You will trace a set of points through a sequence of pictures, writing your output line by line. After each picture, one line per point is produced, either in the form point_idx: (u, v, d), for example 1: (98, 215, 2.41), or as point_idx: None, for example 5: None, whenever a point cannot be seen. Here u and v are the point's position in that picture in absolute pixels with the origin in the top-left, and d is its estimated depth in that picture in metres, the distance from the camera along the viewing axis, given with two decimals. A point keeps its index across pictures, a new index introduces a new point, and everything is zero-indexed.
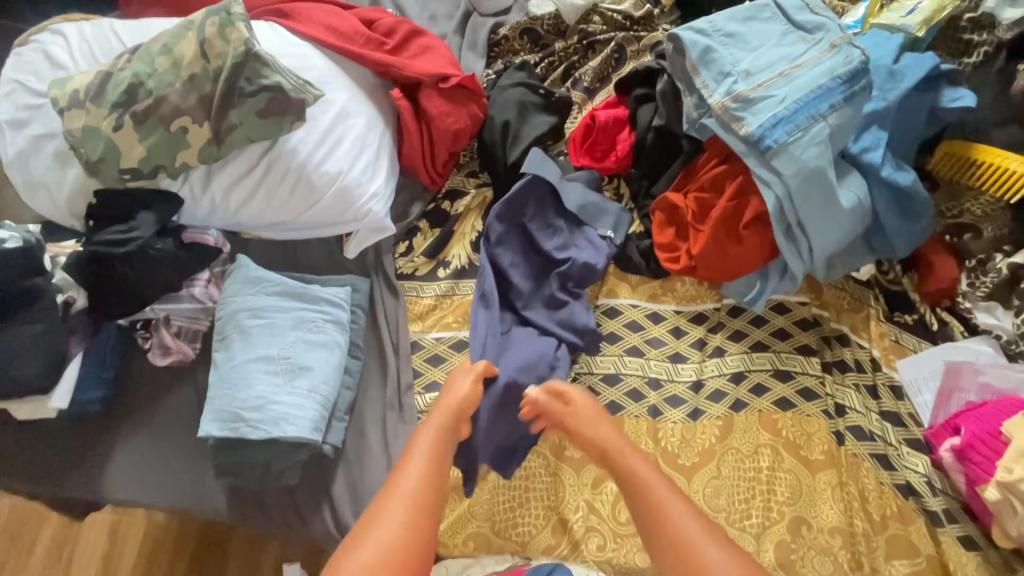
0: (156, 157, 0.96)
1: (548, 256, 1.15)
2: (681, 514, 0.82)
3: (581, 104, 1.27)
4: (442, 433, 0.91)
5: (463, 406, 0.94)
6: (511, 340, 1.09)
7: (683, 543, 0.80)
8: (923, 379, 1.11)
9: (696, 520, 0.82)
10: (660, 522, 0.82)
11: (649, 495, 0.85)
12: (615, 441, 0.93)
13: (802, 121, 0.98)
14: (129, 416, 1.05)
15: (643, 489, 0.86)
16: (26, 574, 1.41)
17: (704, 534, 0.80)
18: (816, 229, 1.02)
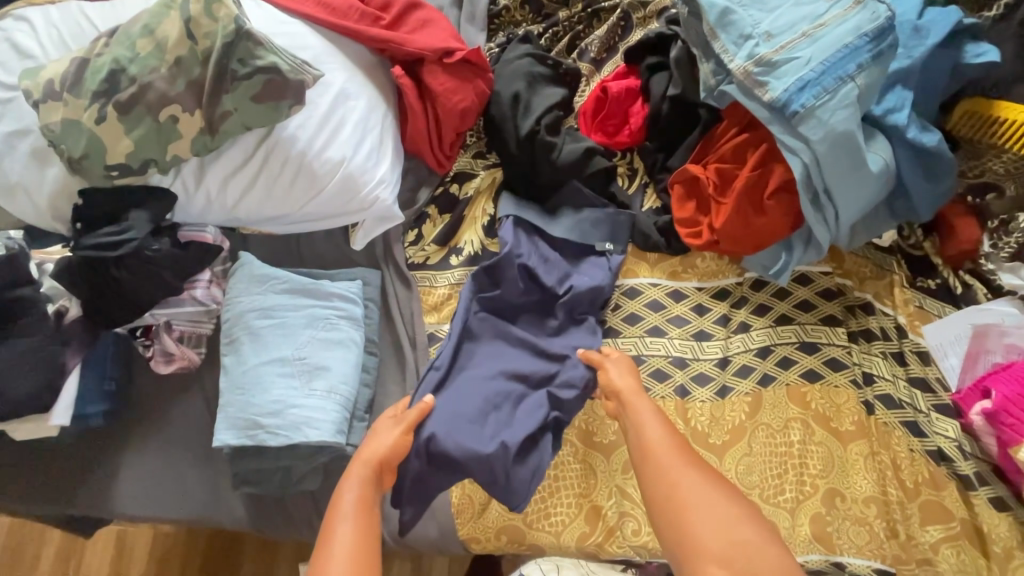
0: (145, 150, 0.89)
1: (548, 291, 1.06)
2: (667, 443, 0.86)
3: (588, 76, 1.22)
4: (366, 491, 0.83)
5: (381, 460, 0.87)
6: (476, 373, 0.99)
7: (665, 467, 0.83)
8: (948, 343, 1.09)
9: (677, 448, 0.85)
10: (649, 451, 0.86)
11: (642, 427, 0.89)
12: (625, 379, 0.95)
13: (829, 83, 0.94)
14: (136, 428, 1.00)
15: (636, 422, 0.90)
16: None
17: (683, 460, 0.84)
18: (842, 197, 0.99)
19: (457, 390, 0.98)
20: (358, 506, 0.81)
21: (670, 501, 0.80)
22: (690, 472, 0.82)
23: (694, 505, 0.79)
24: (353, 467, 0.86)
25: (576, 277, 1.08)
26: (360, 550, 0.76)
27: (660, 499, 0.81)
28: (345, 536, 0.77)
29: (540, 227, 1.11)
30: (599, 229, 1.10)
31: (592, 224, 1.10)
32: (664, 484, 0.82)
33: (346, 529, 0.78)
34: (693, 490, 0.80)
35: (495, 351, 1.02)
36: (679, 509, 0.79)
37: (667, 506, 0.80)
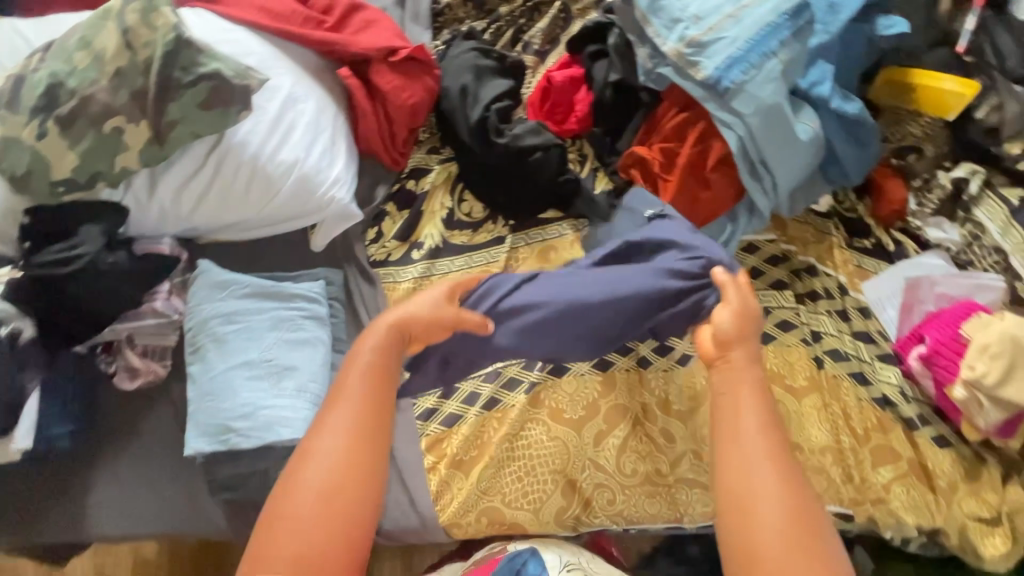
0: (91, 163, 0.88)
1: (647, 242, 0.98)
2: (755, 428, 0.76)
3: (534, 68, 1.26)
4: (383, 352, 0.80)
5: (400, 332, 0.83)
6: (567, 284, 0.94)
7: (747, 461, 0.74)
8: (886, 297, 1.17)
9: (766, 443, 0.75)
10: (734, 430, 0.77)
11: (732, 398, 0.79)
12: (729, 321, 0.84)
13: (754, 60, 1.02)
14: (103, 447, 0.98)
15: (732, 385, 0.80)
16: None
17: (768, 458, 0.74)
18: (778, 165, 1.05)
19: (543, 288, 0.94)
20: (366, 372, 0.79)
21: (738, 499, 0.73)
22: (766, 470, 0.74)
23: (762, 514, 0.71)
24: (368, 334, 0.82)
25: (674, 231, 0.97)
26: (355, 427, 0.76)
27: (726, 488, 0.74)
28: (350, 401, 0.77)
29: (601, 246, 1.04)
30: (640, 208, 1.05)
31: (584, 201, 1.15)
32: (734, 475, 0.74)
33: (340, 415, 0.76)
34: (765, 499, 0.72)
35: (611, 271, 0.94)
36: (741, 509, 0.72)
37: (731, 503, 0.73)
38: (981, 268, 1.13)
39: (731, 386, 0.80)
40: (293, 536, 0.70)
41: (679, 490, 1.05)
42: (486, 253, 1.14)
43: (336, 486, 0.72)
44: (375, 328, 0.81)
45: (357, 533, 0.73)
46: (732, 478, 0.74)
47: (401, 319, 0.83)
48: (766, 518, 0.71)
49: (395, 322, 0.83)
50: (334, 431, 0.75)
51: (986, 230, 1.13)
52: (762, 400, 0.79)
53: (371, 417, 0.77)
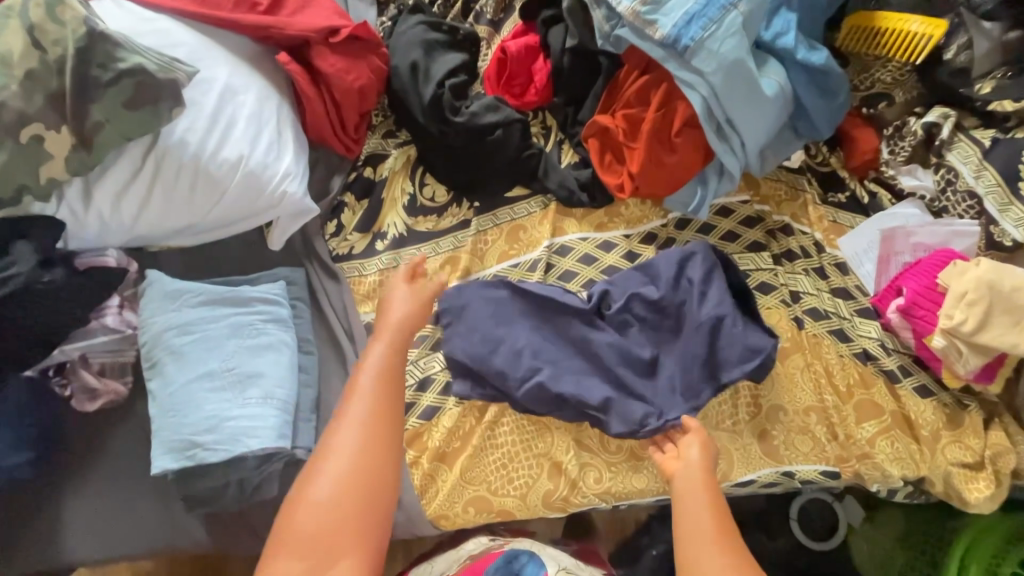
0: (13, 176, 0.82)
1: (670, 344, 1.05)
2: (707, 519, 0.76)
3: (488, 39, 1.20)
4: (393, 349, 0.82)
5: (404, 327, 0.86)
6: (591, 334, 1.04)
7: (694, 546, 0.73)
8: (863, 251, 1.15)
9: (715, 530, 0.74)
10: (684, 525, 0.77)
11: (685, 501, 0.80)
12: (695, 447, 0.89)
13: (714, 14, 0.97)
14: (69, 472, 0.95)
15: (685, 487, 0.82)
16: None
17: (716, 543, 0.73)
18: (745, 124, 1.01)
19: (575, 305, 1.04)
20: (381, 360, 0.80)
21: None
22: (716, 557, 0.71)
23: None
24: (378, 336, 0.84)
25: (697, 349, 1.01)
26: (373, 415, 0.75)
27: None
28: (367, 383, 0.77)
29: (638, 296, 1.05)
30: (705, 285, 1.04)
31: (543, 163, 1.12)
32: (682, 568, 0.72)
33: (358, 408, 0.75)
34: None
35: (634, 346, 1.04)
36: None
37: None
38: (956, 215, 1.11)
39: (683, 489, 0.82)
40: (314, 529, 0.68)
41: None
42: (452, 238, 1.11)
43: (357, 475, 0.71)
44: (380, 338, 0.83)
45: (381, 523, 0.71)
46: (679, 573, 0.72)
47: (404, 317, 0.87)
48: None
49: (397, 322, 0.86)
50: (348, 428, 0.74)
51: (960, 174, 1.10)
52: (714, 500, 0.79)
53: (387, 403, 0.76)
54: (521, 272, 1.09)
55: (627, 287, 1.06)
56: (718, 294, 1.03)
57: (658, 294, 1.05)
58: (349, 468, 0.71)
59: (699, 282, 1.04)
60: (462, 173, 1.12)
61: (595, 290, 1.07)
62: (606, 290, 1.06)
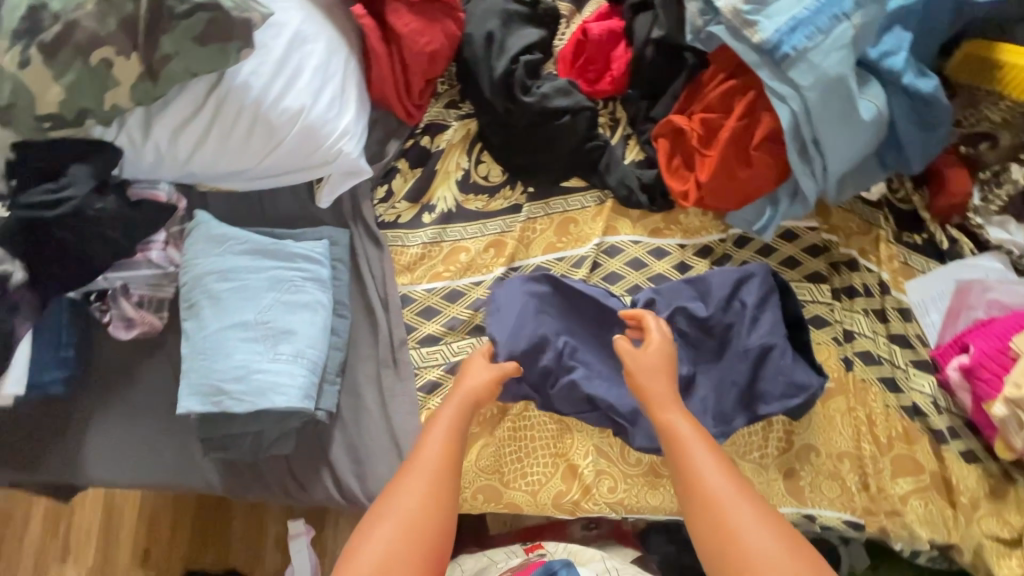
0: (78, 98, 0.81)
1: (709, 365, 1.00)
2: (720, 475, 0.74)
3: (569, 17, 1.14)
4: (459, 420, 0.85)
5: (472, 402, 0.88)
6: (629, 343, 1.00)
7: (717, 505, 0.71)
8: (931, 299, 1.08)
9: (732, 483, 0.73)
10: (700, 486, 0.74)
11: (692, 462, 0.76)
12: (662, 389, 0.86)
13: (823, 23, 0.89)
14: (97, 396, 0.96)
15: (681, 445, 0.79)
16: (25, 547, 1.39)
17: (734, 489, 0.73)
18: (832, 147, 0.94)
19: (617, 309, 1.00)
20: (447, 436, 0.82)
21: (731, 551, 0.68)
22: (747, 510, 0.70)
23: (765, 559, 0.66)
24: (448, 404, 0.87)
25: (734, 375, 0.98)
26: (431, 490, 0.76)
27: (710, 545, 0.70)
28: (430, 454, 0.79)
29: (686, 309, 1.00)
30: (758, 312, 0.99)
31: (605, 156, 1.07)
32: (713, 527, 0.70)
33: (417, 478, 0.77)
34: (761, 536, 0.68)
35: None
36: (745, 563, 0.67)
37: (726, 553, 0.68)
38: None
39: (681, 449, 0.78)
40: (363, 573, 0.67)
41: None
42: (500, 221, 1.07)
43: (409, 548, 0.70)
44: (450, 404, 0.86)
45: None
46: (716, 532, 0.70)
47: (474, 389, 0.89)
48: (769, 562, 0.66)
49: (469, 392, 0.88)
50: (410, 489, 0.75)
51: None
52: (713, 450, 0.78)
53: (445, 479, 0.77)
54: (565, 267, 1.05)
55: (676, 298, 1.01)
56: (769, 321, 0.98)
57: (706, 311, 1.00)
58: (402, 539, 0.71)
59: (752, 306, 0.99)
60: (520, 155, 1.07)
61: (638, 296, 1.02)
62: (652, 299, 1.01)
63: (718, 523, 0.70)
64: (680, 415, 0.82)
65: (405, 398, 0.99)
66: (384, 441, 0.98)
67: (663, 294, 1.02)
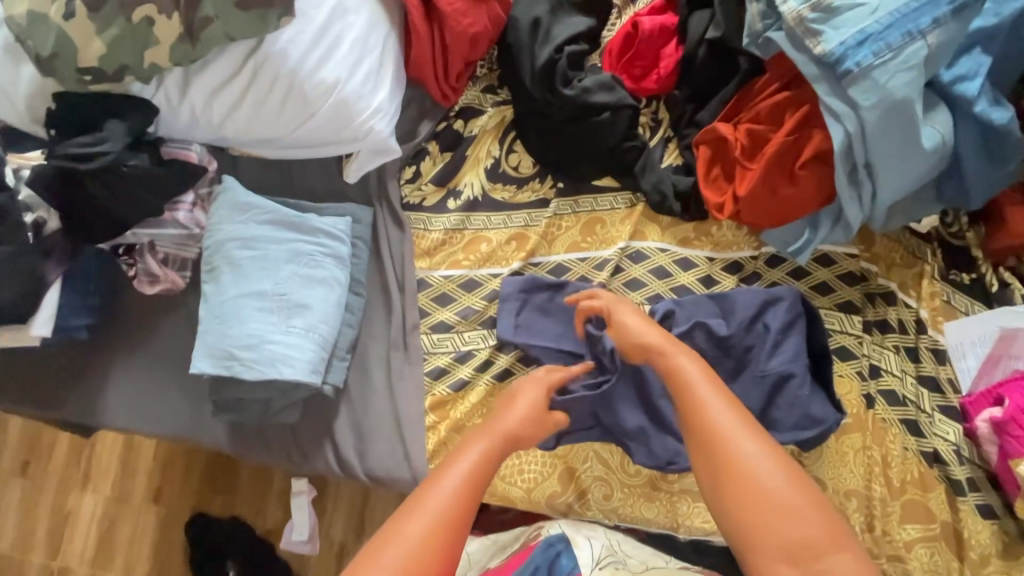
0: (119, 55, 0.81)
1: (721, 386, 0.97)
2: (729, 415, 0.69)
3: (620, 7, 1.09)
4: (487, 459, 0.72)
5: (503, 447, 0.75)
6: None
7: (725, 441, 0.67)
8: (970, 343, 1.01)
9: (739, 421, 0.69)
10: (710, 427, 0.68)
11: (702, 402, 0.70)
12: (656, 334, 0.80)
13: (894, 40, 0.82)
14: (118, 345, 0.99)
15: (684, 384, 0.73)
16: (50, 471, 1.47)
17: (743, 427, 0.68)
18: (885, 173, 0.87)
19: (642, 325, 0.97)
20: (464, 482, 0.68)
21: (740, 491, 0.64)
22: (759, 450, 0.66)
23: (776, 499, 0.63)
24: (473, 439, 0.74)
25: (747, 400, 0.95)
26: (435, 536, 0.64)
27: (716, 483, 0.66)
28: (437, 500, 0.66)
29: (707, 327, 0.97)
30: (781, 338, 0.95)
31: (641, 158, 1.03)
32: (720, 463, 0.66)
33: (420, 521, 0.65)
34: (773, 476, 0.64)
35: None
36: (755, 504, 0.63)
37: (729, 485, 0.65)
38: None
39: (688, 388, 0.72)
40: None
41: (681, 500, 1.00)
42: (525, 214, 1.05)
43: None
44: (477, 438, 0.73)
45: None
46: (726, 471, 0.66)
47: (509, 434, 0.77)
48: (779, 500, 0.63)
49: (502, 435, 0.76)
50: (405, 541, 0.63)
51: None
52: (716, 384, 0.73)
53: (455, 528, 0.66)
54: (587, 268, 1.03)
55: (696, 313, 0.99)
56: (793, 350, 0.94)
57: (727, 330, 0.96)
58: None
59: (776, 331, 0.95)
60: (552, 148, 1.04)
61: (659, 305, 0.99)
62: (674, 309, 0.99)
63: (728, 463, 0.66)
64: (688, 356, 0.76)
65: (413, 384, 0.99)
66: (388, 422, 0.99)
67: (684, 307, 0.99)
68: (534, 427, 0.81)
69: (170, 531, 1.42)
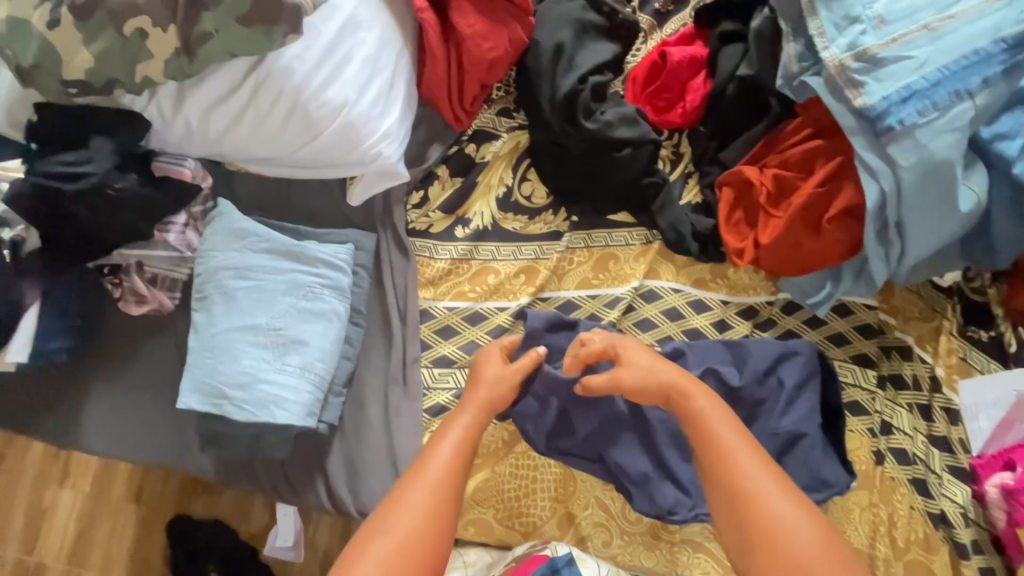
0: (107, 68, 0.75)
1: None
2: (758, 468, 0.70)
3: (647, 31, 1.04)
4: (472, 425, 0.78)
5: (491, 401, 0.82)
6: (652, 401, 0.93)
7: (753, 494, 0.68)
8: (984, 404, 0.99)
9: (769, 476, 0.69)
10: (734, 479, 0.69)
11: (726, 451, 0.71)
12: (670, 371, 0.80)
13: (941, 98, 0.77)
14: (101, 367, 0.94)
15: (712, 432, 0.73)
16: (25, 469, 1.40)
17: (772, 481, 0.69)
18: (917, 234, 0.83)
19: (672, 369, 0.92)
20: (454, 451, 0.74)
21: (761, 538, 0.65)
22: (785, 505, 0.67)
23: (798, 553, 0.64)
24: (460, 408, 0.80)
25: None
26: (432, 509, 0.69)
27: (740, 533, 0.67)
28: (433, 468, 0.72)
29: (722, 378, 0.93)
30: (795, 394, 0.92)
31: (661, 196, 0.98)
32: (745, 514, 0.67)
33: (422, 490, 0.70)
34: (796, 530, 0.65)
35: None
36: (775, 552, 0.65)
37: (755, 540, 0.66)
38: None
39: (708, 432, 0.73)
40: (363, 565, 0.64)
41: (682, 551, 0.97)
42: (536, 246, 1.00)
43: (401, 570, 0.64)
44: (462, 411, 0.79)
45: None
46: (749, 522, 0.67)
47: (490, 395, 0.82)
48: (800, 555, 0.64)
49: (482, 404, 0.81)
50: (410, 508, 0.68)
51: None
52: (747, 439, 0.73)
53: (447, 498, 0.70)
54: (597, 305, 0.98)
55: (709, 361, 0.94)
56: (805, 407, 0.91)
57: (740, 381, 0.93)
58: (399, 556, 0.65)
59: (790, 388, 0.92)
60: (568, 180, 0.98)
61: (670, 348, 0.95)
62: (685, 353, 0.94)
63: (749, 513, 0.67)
64: (710, 401, 0.76)
65: (410, 420, 0.94)
66: (382, 461, 0.94)
67: (697, 352, 0.95)
68: (506, 391, 0.84)
69: (148, 534, 1.34)
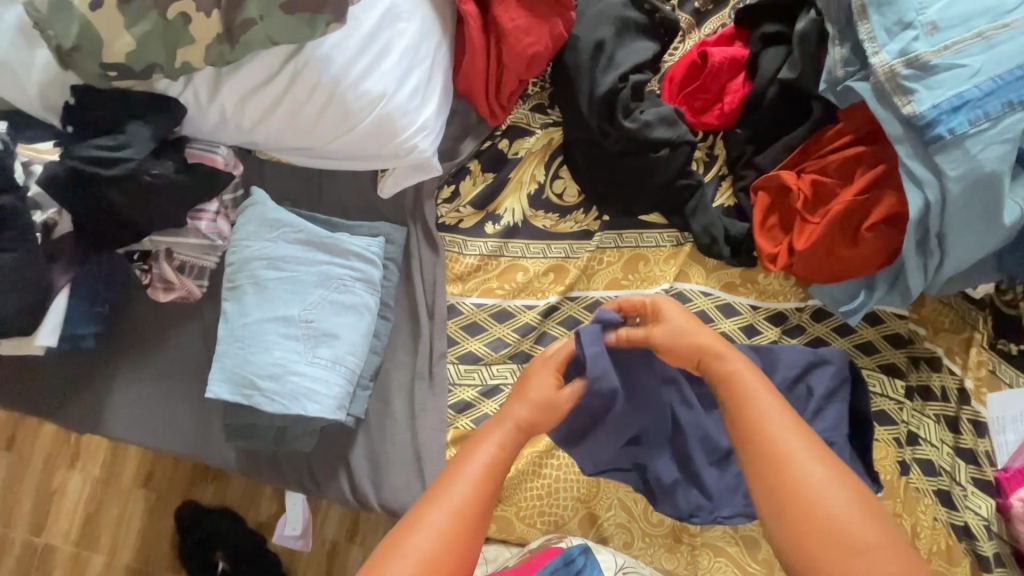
0: (149, 52, 0.74)
1: None
2: (792, 432, 0.65)
3: (686, 31, 1.02)
4: (505, 446, 0.70)
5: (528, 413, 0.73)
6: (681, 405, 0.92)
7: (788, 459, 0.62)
8: (1011, 418, 0.99)
9: (803, 439, 0.64)
10: (767, 443, 0.64)
11: (761, 415, 0.66)
12: (705, 334, 0.74)
13: (992, 108, 0.76)
14: (126, 352, 0.93)
15: (743, 394, 0.68)
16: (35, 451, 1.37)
17: (806, 444, 0.64)
18: (959, 246, 0.82)
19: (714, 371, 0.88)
20: (480, 471, 0.67)
21: (803, 513, 0.60)
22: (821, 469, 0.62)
23: (841, 520, 0.59)
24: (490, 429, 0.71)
25: None
26: (458, 529, 0.62)
27: (773, 500, 0.62)
28: (457, 493, 0.64)
29: None
30: (824, 401, 0.91)
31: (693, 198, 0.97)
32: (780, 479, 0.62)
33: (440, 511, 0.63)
34: (832, 494, 0.60)
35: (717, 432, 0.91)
36: (818, 533, 0.59)
37: (792, 507, 0.61)
38: None
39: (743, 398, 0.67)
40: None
41: (702, 554, 0.96)
42: (565, 245, 0.99)
43: None
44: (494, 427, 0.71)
45: None
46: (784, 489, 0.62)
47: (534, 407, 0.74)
48: (839, 521, 0.59)
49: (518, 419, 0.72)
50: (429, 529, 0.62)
51: None
52: (779, 400, 0.68)
53: (471, 528, 0.63)
54: None
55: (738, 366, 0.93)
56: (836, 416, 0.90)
57: None
58: None
59: (819, 397, 0.91)
60: (601, 180, 0.97)
61: None
62: None
63: (787, 483, 0.62)
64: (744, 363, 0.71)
65: (434, 416, 0.94)
66: (406, 456, 0.94)
67: None
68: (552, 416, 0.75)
69: (158, 520, 1.32)
